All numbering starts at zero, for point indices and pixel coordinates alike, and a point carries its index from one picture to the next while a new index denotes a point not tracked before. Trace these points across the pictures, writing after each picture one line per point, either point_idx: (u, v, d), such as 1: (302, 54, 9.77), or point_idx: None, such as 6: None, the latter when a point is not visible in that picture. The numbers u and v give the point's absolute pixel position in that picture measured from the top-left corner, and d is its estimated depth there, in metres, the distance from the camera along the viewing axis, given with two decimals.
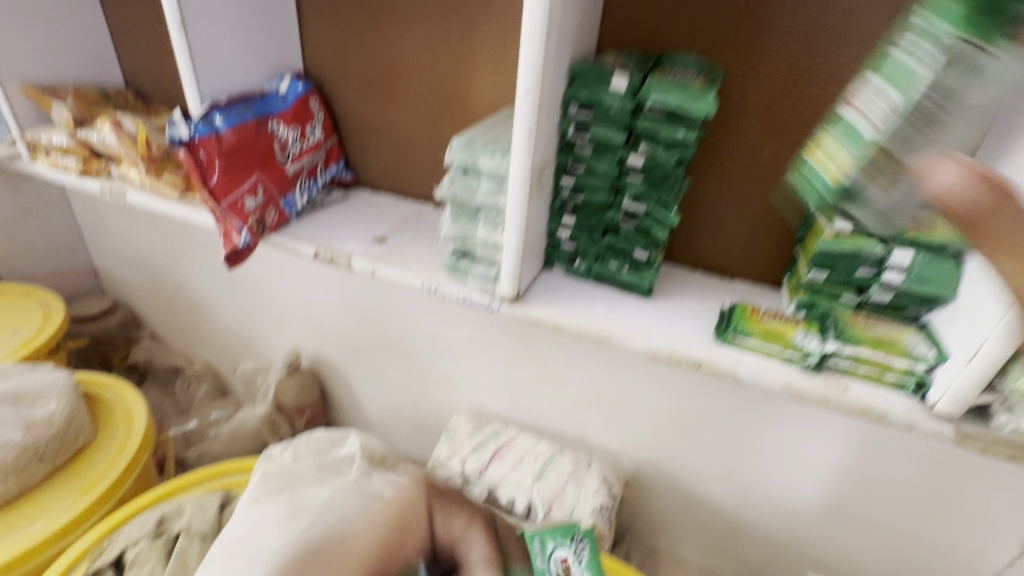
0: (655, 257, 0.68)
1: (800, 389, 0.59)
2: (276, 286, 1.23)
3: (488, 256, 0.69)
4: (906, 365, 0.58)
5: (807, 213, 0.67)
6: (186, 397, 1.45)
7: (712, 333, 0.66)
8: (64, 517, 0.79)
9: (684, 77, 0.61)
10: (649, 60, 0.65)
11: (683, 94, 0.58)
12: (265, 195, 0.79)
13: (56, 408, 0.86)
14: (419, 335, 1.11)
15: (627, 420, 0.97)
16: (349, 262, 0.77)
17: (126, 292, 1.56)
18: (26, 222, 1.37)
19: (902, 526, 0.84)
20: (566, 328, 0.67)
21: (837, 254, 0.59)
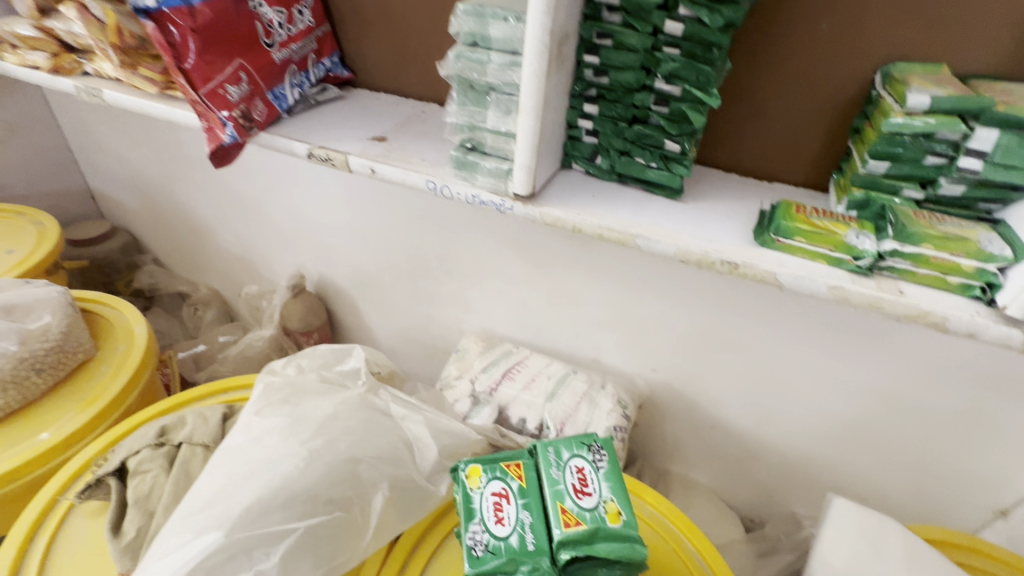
0: (689, 149, 0.60)
1: (850, 295, 0.53)
2: (276, 204, 1.16)
3: (499, 148, 0.61)
4: (975, 265, 0.51)
5: (871, 96, 0.59)
6: (192, 321, 1.43)
7: (750, 235, 0.59)
8: (67, 428, 0.78)
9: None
10: None
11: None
12: (250, 85, 0.71)
13: (51, 321, 0.83)
14: (426, 255, 1.05)
15: (644, 341, 0.92)
16: (346, 161, 0.69)
17: (124, 215, 1.51)
18: (11, 138, 1.30)
19: (928, 447, 0.81)
20: (586, 231, 0.61)
21: (904, 139, 0.52)
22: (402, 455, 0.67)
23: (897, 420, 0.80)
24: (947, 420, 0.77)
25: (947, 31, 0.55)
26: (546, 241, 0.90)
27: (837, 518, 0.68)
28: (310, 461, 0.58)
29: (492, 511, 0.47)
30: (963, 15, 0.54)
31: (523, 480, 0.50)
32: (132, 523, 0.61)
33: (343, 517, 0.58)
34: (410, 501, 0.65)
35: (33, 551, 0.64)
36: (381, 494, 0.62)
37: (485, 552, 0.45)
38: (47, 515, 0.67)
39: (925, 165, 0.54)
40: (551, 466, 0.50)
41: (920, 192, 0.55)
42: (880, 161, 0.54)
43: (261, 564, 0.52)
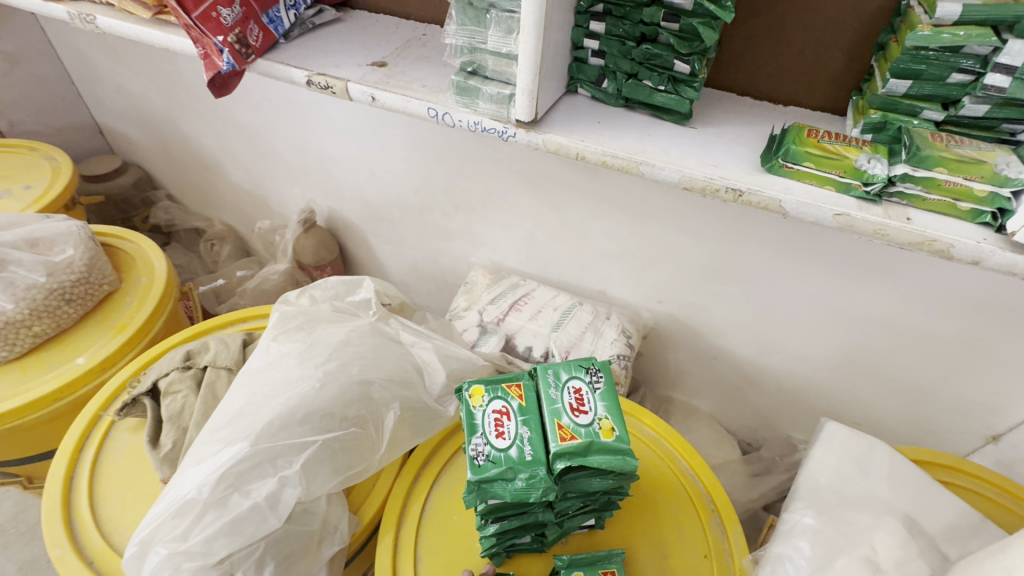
0: (699, 70, 0.57)
1: (853, 222, 0.52)
2: (281, 136, 1.15)
3: (501, 71, 0.59)
4: (988, 190, 0.49)
5: (900, 8, 0.54)
6: (211, 257, 1.47)
7: (758, 161, 0.57)
8: (102, 353, 0.83)
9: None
10: None
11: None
12: (244, 8, 0.69)
13: (74, 254, 0.87)
14: (433, 188, 1.04)
15: (650, 273, 0.93)
16: (346, 89, 0.68)
17: (134, 151, 1.51)
18: (13, 71, 1.28)
19: (926, 375, 0.83)
20: (589, 158, 0.60)
21: (929, 54, 0.49)
22: (412, 378, 0.70)
23: (897, 349, 0.82)
24: (947, 350, 0.78)
25: None
26: (553, 172, 0.89)
27: (827, 440, 0.71)
28: (324, 382, 0.62)
29: (493, 426, 0.50)
30: None
31: (522, 399, 0.53)
32: (168, 437, 0.67)
33: (358, 433, 0.63)
34: (420, 420, 0.70)
35: (82, 460, 0.70)
36: (392, 413, 0.67)
37: (486, 462, 0.48)
38: (92, 430, 0.74)
39: (948, 82, 0.51)
40: (549, 387, 0.53)
41: (941, 113, 0.52)
42: (900, 80, 0.51)
43: (284, 471, 0.57)
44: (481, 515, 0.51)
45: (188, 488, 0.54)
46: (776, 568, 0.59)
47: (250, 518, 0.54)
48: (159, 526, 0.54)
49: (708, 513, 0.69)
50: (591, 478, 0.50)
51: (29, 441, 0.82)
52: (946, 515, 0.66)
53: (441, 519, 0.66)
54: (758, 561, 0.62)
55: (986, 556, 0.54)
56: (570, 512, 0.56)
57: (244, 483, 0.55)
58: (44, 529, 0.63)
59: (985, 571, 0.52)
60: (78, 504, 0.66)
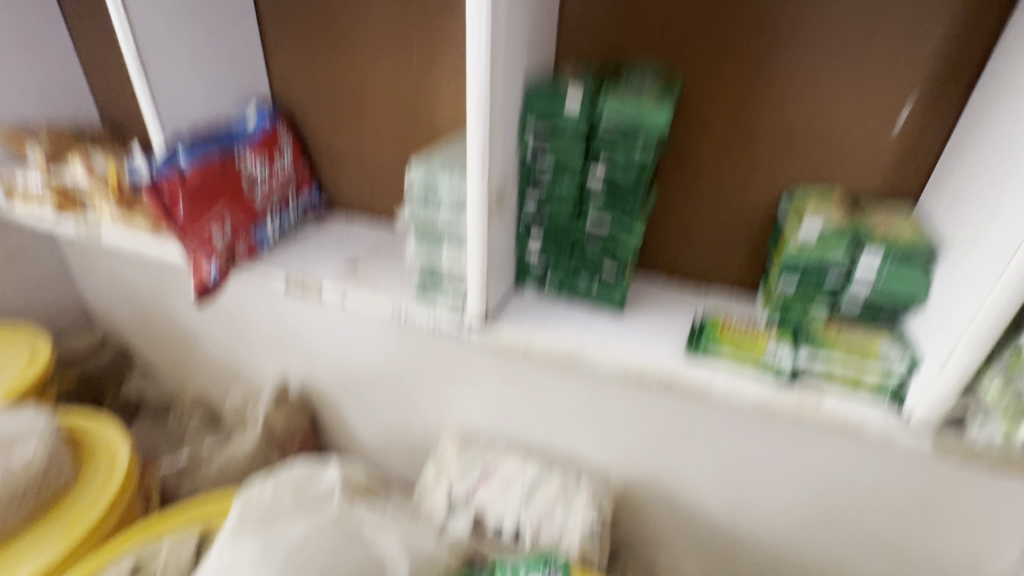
0: (624, 273, 0.68)
1: (772, 403, 0.59)
2: (260, 314, 1.21)
3: (456, 277, 0.68)
4: (881, 373, 0.56)
5: (779, 221, 0.66)
6: (177, 429, 1.44)
7: (682, 347, 0.65)
8: (45, 559, 0.80)
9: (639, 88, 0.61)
10: (607, 72, 0.64)
11: (636, 109, 0.57)
12: (234, 229, 0.78)
13: (33, 451, 0.85)
14: (404, 359, 1.09)
15: (616, 436, 0.95)
16: (320, 287, 0.77)
17: (115, 326, 1.55)
18: (11, 261, 1.37)
19: (898, 532, 0.83)
20: (538, 349, 0.68)
21: (804, 263, 0.58)
22: None
23: (862, 505, 0.83)
24: (908, 505, 0.80)
25: (836, 156, 0.63)
26: None
27: None
28: None
29: None
30: (850, 144, 0.62)
31: None
32: None
33: None
34: None
35: None
36: None
37: None
38: None
39: (826, 284, 0.59)
40: None
41: (830, 304, 0.60)
42: (788, 282, 0.60)
43: None
44: None
45: None
46: None
47: None
48: None
49: None
50: None
51: None
52: None
53: None
54: None
55: None
56: None
57: None
58: None
59: None
60: None
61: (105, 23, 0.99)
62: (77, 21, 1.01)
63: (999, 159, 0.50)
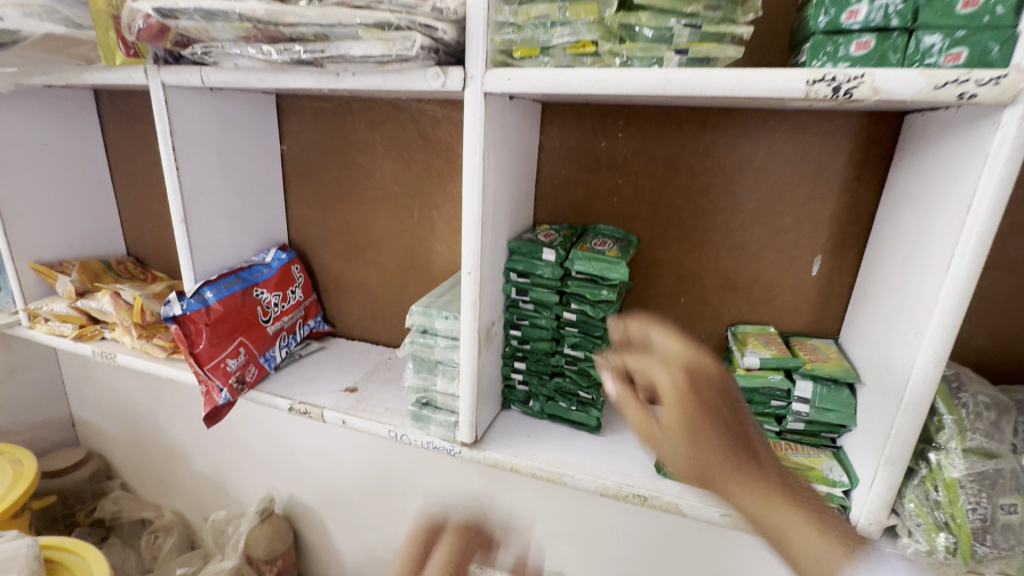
0: (598, 396, 0.76)
1: (737, 520, 0.64)
2: (253, 430, 1.24)
3: (448, 403, 0.76)
4: (827, 490, 0.63)
5: (728, 349, 0.78)
6: (151, 552, 1.39)
7: (653, 466, 0.72)
8: None
9: (604, 245, 0.73)
10: (576, 231, 0.78)
11: (601, 263, 0.69)
12: (246, 355, 0.87)
13: None
14: (393, 474, 1.12)
15: (601, 553, 0.96)
16: (322, 414, 0.82)
17: (100, 441, 1.55)
18: (10, 378, 1.40)
19: None
20: (522, 469, 0.72)
21: (751, 388, 0.69)
22: None
23: None
24: None
25: (763, 304, 0.77)
26: None
27: None
28: None
29: None
30: (774, 294, 0.76)
31: None
32: None
33: None
34: None
35: None
36: None
37: None
38: None
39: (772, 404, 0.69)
40: None
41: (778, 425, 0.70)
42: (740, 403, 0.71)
43: None
44: None
45: None
46: None
47: None
48: None
49: None
50: None
51: None
52: None
53: None
54: None
55: None
56: None
57: None
58: None
59: None
60: None
61: (146, 172, 1.15)
62: (122, 170, 1.17)
63: (885, 308, 0.62)
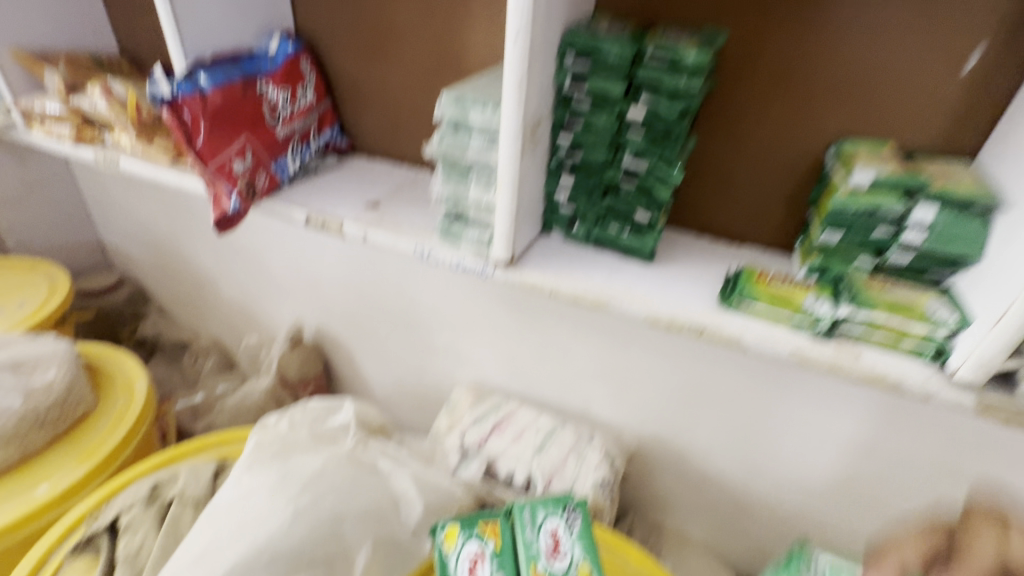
0: (657, 219, 0.65)
1: (809, 357, 0.56)
2: (277, 256, 1.20)
3: (482, 218, 0.66)
4: (925, 330, 0.54)
5: (823, 173, 0.63)
6: (193, 371, 1.45)
7: (716, 298, 0.62)
8: (64, 482, 0.80)
9: None
10: (641, 27, 0.62)
11: None
12: (255, 159, 0.77)
13: (54, 376, 0.86)
14: (421, 308, 1.07)
15: (632, 394, 0.92)
16: (341, 227, 0.74)
17: (132, 267, 1.56)
18: (30, 196, 1.37)
19: (919, 504, 0.80)
20: (563, 294, 0.65)
21: (854, 214, 0.56)
22: (388, 512, 0.68)
23: (883, 476, 0.79)
24: (928, 477, 0.76)
25: (886, 112, 0.60)
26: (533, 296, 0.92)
27: None
28: (295, 520, 0.60)
29: (467, 572, 0.50)
30: (905, 97, 0.59)
31: (497, 540, 0.52)
32: None
33: None
34: (393, 558, 0.66)
35: None
36: (364, 552, 0.63)
37: None
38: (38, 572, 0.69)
39: (875, 235, 0.57)
40: (526, 527, 0.52)
41: (873, 260, 0.58)
42: (833, 232, 0.58)
43: None
44: None
45: None
46: None
47: None
48: None
49: None
50: None
51: None
52: None
53: None
54: None
55: None
56: None
57: None
58: None
59: None
60: None
61: None
62: None
63: None
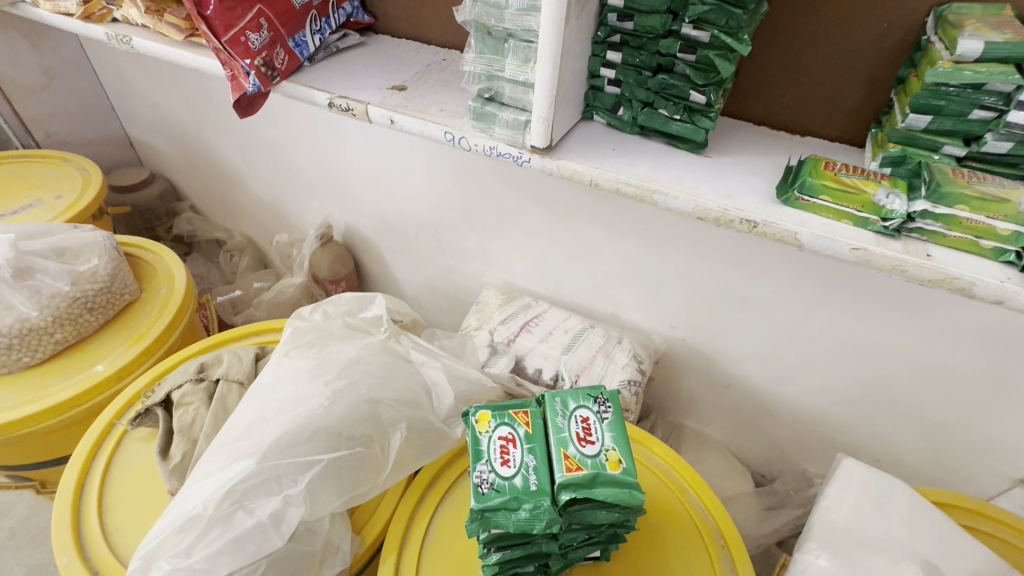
0: (716, 100, 0.57)
1: (872, 258, 0.51)
2: (302, 151, 1.17)
3: (518, 98, 0.60)
4: (1011, 229, 0.48)
5: (918, 46, 0.54)
6: (230, 267, 1.49)
7: (773, 192, 0.57)
8: (119, 361, 0.85)
9: None
10: None
11: None
12: (271, 32, 0.70)
13: (98, 263, 0.89)
14: (449, 207, 1.04)
15: (663, 299, 0.90)
16: (366, 111, 0.69)
17: (161, 163, 1.55)
18: (52, 85, 1.34)
19: (953, 415, 0.78)
20: (603, 185, 0.60)
21: (951, 90, 0.48)
22: (420, 398, 0.70)
23: (920, 387, 0.77)
24: (970, 389, 0.74)
25: None
26: (566, 194, 0.87)
27: (845, 476, 0.69)
28: (333, 400, 0.62)
29: (499, 453, 0.50)
30: None
31: (529, 426, 0.52)
32: (178, 448, 0.67)
33: (364, 453, 0.62)
34: (427, 441, 0.69)
35: (94, 468, 0.72)
36: (399, 433, 0.66)
37: (491, 490, 0.47)
38: (105, 438, 0.75)
39: (972, 117, 0.50)
40: (556, 415, 0.52)
41: (962, 149, 0.52)
42: (920, 115, 0.51)
43: (289, 489, 0.56)
44: (483, 542, 0.50)
45: (193, 504, 0.54)
46: None
47: (254, 536, 0.54)
48: (164, 540, 0.53)
49: (718, 549, 0.66)
50: (597, 511, 0.49)
51: (47, 444, 0.84)
52: (970, 561, 0.63)
53: (445, 542, 0.64)
54: None
55: None
56: (575, 543, 0.55)
57: (249, 500, 0.55)
58: (54, 517, 0.66)
59: None
60: (87, 513, 0.67)
61: None
62: None
63: None
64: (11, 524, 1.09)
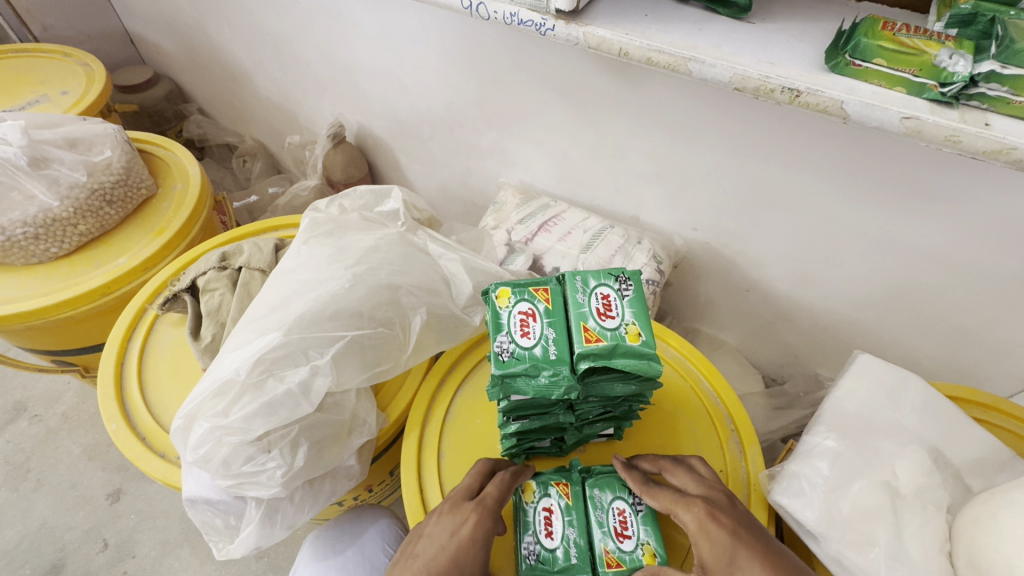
0: None
1: (924, 128, 0.47)
2: (310, 42, 1.10)
3: None
4: None
5: None
6: (244, 173, 1.47)
7: (821, 61, 0.52)
8: (143, 252, 0.87)
9: None
10: None
11: None
12: None
13: (112, 155, 0.88)
14: (465, 103, 0.98)
15: (687, 198, 0.87)
16: None
17: (165, 61, 1.49)
18: None
19: (979, 319, 0.76)
20: (633, 54, 0.55)
21: None
22: (439, 286, 0.71)
23: (949, 289, 0.75)
24: (1002, 292, 0.71)
25: None
26: (589, 83, 0.81)
27: (860, 369, 0.68)
28: (353, 283, 0.63)
29: (519, 326, 0.50)
30: None
31: (550, 302, 0.52)
32: (208, 330, 0.70)
33: (386, 333, 0.64)
34: (447, 327, 0.70)
35: (131, 349, 0.76)
36: (419, 317, 0.67)
37: (511, 358, 0.48)
38: (139, 322, 0.78)
39: None
40: (576, 292, 0.52)
41: None
42: None
43: (316, 360, 0.58)
44: (503, 411, 0.52)
45: (227, 370, 0.57)
46: (792, 483, 0.60)
47: (285, 402, 0.56)
48: (202, 403, 0.57)
49: (727, 433, 0.69)
50: (614, 382, 0.50)
51: (85, 329, 0.88)
52: (975, 449, 0.64)
53: (464, 421, 0.67)
54: (774, 476, 0.62)
55: (1013, 485, 0.53)
56: (591, 417, 0.57)
57: (279, 369, 0.57)
58: (100, 389, 0.71)
59: (1010, 500, 0.51)
60: (130, 388, 0.72)
61: None
62: None
63: None
64: (63, 408, 1.18)
